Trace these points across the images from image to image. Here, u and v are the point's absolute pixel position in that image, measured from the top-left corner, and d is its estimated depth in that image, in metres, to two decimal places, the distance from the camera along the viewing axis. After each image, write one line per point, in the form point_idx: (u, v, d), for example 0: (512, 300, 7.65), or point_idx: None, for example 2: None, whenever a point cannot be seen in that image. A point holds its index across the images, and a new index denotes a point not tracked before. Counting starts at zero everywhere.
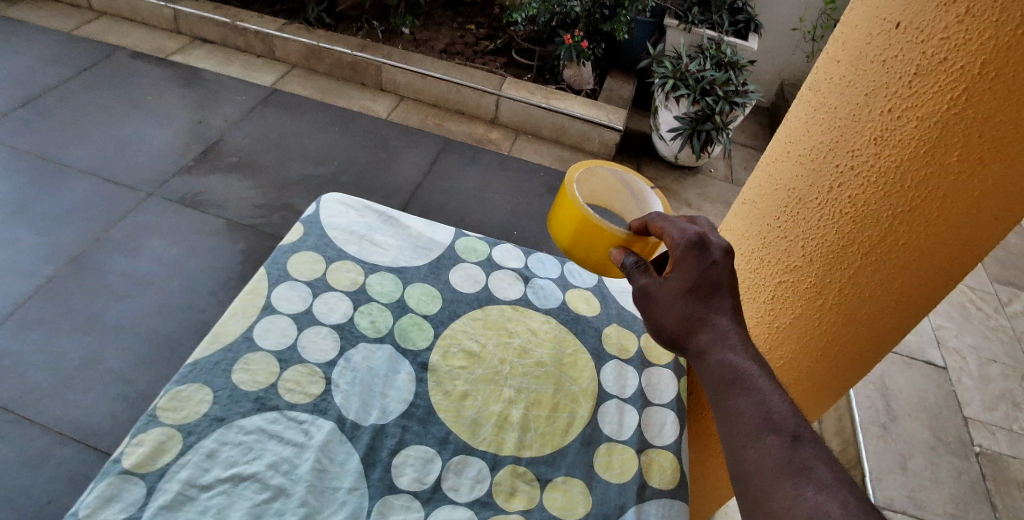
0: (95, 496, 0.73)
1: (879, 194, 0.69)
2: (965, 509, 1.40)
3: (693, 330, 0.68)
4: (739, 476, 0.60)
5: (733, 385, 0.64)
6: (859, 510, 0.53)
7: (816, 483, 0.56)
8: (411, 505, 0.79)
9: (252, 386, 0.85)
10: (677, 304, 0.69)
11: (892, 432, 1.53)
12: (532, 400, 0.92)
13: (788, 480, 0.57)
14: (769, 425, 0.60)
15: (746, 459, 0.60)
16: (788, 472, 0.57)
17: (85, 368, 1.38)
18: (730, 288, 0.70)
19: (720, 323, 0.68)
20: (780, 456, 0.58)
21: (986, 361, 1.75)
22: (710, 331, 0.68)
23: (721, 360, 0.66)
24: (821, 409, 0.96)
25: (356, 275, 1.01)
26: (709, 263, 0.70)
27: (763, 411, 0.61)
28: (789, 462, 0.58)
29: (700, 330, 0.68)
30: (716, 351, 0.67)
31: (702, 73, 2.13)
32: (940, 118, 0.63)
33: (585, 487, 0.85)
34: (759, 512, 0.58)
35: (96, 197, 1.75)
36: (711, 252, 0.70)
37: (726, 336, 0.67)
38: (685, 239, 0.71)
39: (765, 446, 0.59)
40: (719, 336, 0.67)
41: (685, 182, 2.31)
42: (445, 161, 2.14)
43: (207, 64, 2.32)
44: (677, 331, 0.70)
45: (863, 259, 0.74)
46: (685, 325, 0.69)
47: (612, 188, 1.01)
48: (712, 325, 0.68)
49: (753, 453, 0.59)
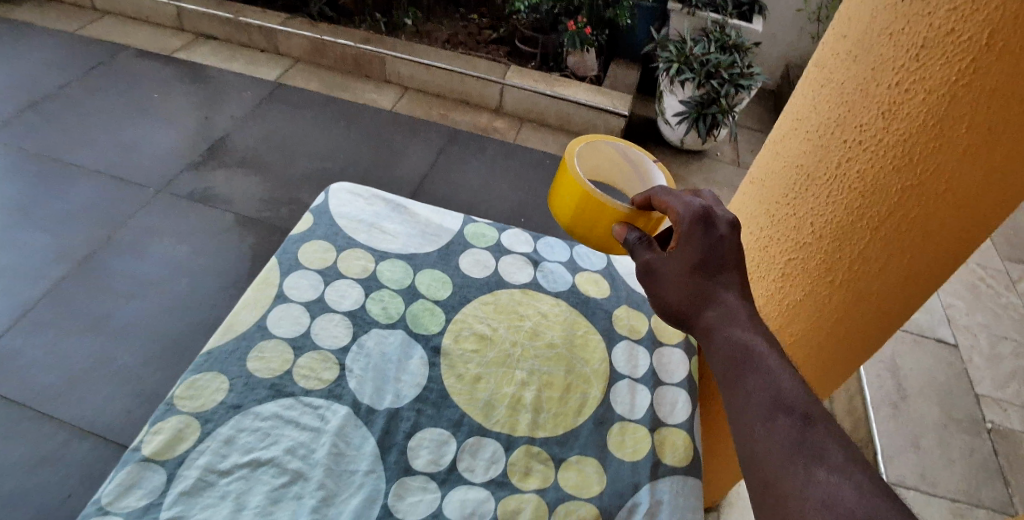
0: (115, 484, 0.75)
1: (888, 169, 0.69)
2: (977, 486, 1.40)
3: (700, 309, 0.69)
4: (747, 457, 0.60)
5: (742, 363, 0.64)
6: (871, 491, 0.54)
7: (828, 464, 0.56)
8: (427, 486, 0.80)
9: (267, 373, 0.86)
10: (685, 279, 0.69)
11: (902, 411, 1.53)
12: (544, 382, 0.92)
13: (800, 462, 0.57)
14: (779, 405, 0.60)
15: (755, 441, 0.60)
16: (800, 454, 0.57)
17: (99, 364, 1.40)
18: (737, 263, 0.70)
19: (727, 300, 0.68)
20: (791, 437, 0.58)
21: (997, 339, 1.74)
22: (717, 308, 0.68)
23: (729, 338, 0.66)
24: (831, 388, 0.96)
25: (366, 262, 1.01)
26: (715, 237, 0.70)
27: (773, 390, 0.61)
28: (800, 445, 0.58)
29: (706, 307, 0.68)
30: (724, 328, 0.67)
31: (707, 57, 2.11)
32: (948, 91, 0.62)
33: (599, 466, 0.86)
34: (768, 493, 0.58)
35: (105, 196, 1.76)
36: (717, 227, 0.71)
37: (733, 315, 0.67)
38: (690, 213, 0.72)
39: (776, 427, 0.59)
40: (727, 315, 0.67)
41: (691, 167, 2.30)
42: (450, 152, 2.14)
43: (211, 61, 2.33)
44: (683, 308, 0.70)
45: (872, 235, 0.74)
46: (693, 302, 0.69)
47: (614, 165, 1.01)
48: (720, 303, 0.68)
49: (764, 434, 0.59)
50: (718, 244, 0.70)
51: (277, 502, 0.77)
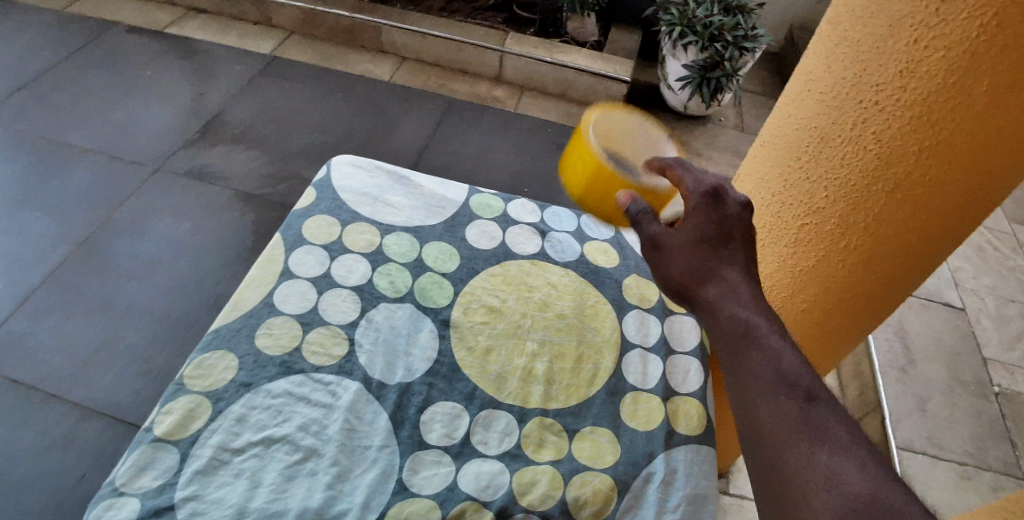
0: (129, 465, 0.75)
1: (904, 128, 0.67)
2: (984, 447, 1.40)
3: (703, 283, 0.66)
4: (752, 437, 0.59)
5: (745, 339, 0.62)
6: (876, 469, 0.53)
7: (832, 443, 0.55)
8: (441, 460, 0.80)
9: (277, 350, 0.85)
10: (689, 253, 0.67)
11: (910, 375, 1.53)
12: (555, 353, 0.92)
13: (804, 442, 0.56)
14: (783, 384, 0.59)
15: (760, 420, 0.58)
16: (805, 433, 0.56)
17: (107, 345, 1.40)
18: (742, 240, 0.68)
19: (731, 274, 0.66)
20: (797, 417, 0.57)
21: (1003, 302, 1.72)
22: (720, 284, 0.65)
23: (733, 315, 0.63)
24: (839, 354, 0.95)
25: (372, 236, 1.00)
26: (725, 212, 0.69)
27: (775, 368, 0.60)
28: (806, 425, 0.56)
29: (709, 281, 0.66)
30: (727, 303, 0.64)
31: (710, 19, 2.05)
32: (969, 47, 0.60)
33: (613, 435, 0.86)
34: (773, 475, 0.57)
35: (104, 176, 1.74)
36: (725, 202, 0.69)
37: (738, 294, 0.65)
38: (700, 187, 0.70)
39: (780, 406, 0.58)
40: (729, 290, 0.65)
41: (695, 133, 2.27)
42: (450, 122, 2.10)
43: (203, 34, 2.28)
44: (685, 280, 0.67)
45: (888, 197, 0.72)
46: (696, 274, 0.66)
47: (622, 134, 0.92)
48: (721, 275, 0.66)
49: (767, 413, 0.58)
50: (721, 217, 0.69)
51: (292, 479, 0.77)
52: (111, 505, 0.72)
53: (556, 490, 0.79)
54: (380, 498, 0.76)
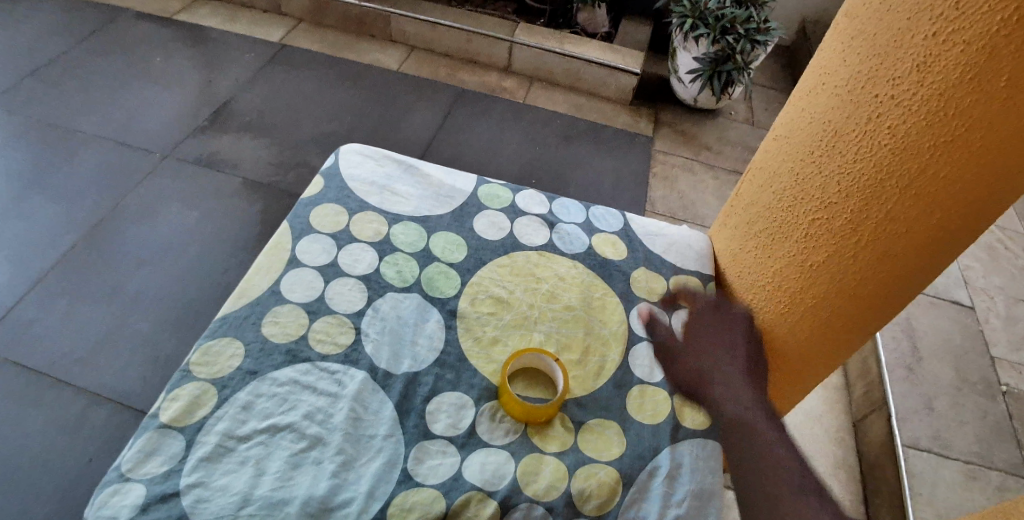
0: (135, 450, 0.75)
1: (920, 124, 0.66)
2: (990, 447, 1.39)
3: (709, 377, 0.87)
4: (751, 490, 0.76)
5: (744, 420, 0.82)
6: None
7: (813, 495, 0.74)
8: (447, 450, 0.80)
9: (283, 338, 0.85)
10: (698, 355, 0.90)
11: (917, 373, 1.52)
12: (562, 344, 0.92)
13: (795, 492, 0.73)
14: (776, 451, 0.78)
15: (758, 472, 0.76)
16: (795, 485, 0.74)
17: (115, 331, 1.41)
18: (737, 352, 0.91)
19: (732, 371, 0.87)
20: (785, 475, 0.75)
21: (1014, 301, 1.70)
22: (722, 376, 0.87)
23: (733, 400, 0.85)
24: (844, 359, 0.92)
25: (379, 225, 1.00)
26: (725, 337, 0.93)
27: (768, 440, 0.79)
28: (795, 481, 0.75)
29: (713, 374, 0.87)
30: (728, 390, 0.86)
31: (722, 11, 2.00)
32: (987, 42, 0.59)
33: (619, 428, 0.85)
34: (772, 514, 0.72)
35: (113, 163, 1.74)
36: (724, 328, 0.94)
37: (738, 394, 0.85)
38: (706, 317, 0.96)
39: (776, 465, 0.76)
40: (728, 383, 0.86)
41: (705, 126, 2.24)
42: (458, 113, 2.09)
43: (212, 21, 2.27)
44: (695, 374, 0.89)
45: (901, 195, 0.71)
46: (703, 369, 0.89)
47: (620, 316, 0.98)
48: (725, 375, 0.86)
49: (766, 468, 0.76)
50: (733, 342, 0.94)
51: (297, 468, 0.77)
52: (119, 490, 0.73)
53: (561, 482, 0.79)
54: (385, 487, 0.76)
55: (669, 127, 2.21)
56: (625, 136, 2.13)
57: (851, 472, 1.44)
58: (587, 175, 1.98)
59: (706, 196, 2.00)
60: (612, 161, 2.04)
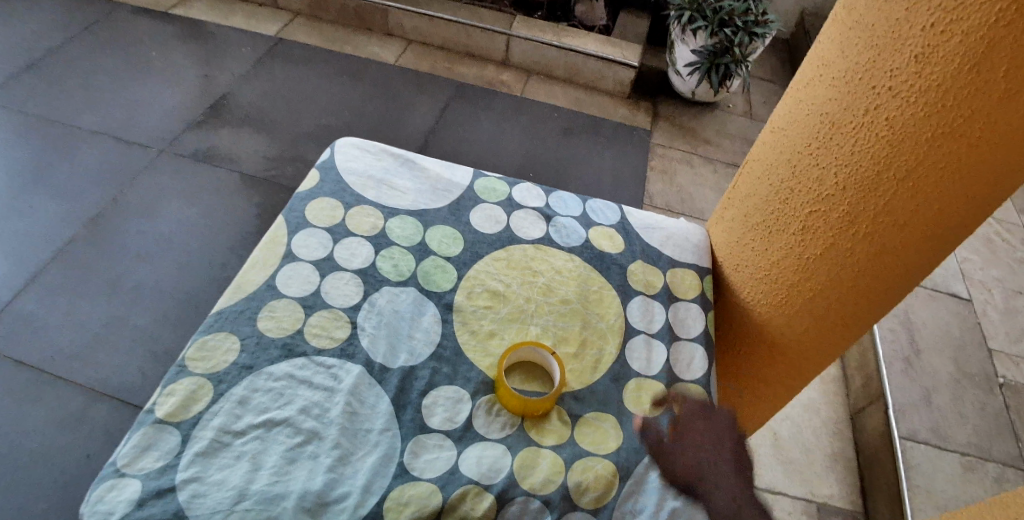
0: (132, 446, 0.75)
1: (918, 115, 0.66)
2: (988, 440, 1.39)
3: (702, 479, 0.81)
4: None
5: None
6: None
7: None
8: (443, 444, 0.80)
9: (279, 332, 0.85)
10: (691, 452, 0.83)
11: (915, 366, 1.52)
12: (559, 338, 0.92)
13: None
14: None
15: None
16: None
17: (113, 326, 1.40)
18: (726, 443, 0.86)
19: (722, 467, 0.83)
20: None
21: (1012, 294, 1.70)
22: (714, 475, 0.82)
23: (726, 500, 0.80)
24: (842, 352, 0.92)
25: (376, 219, 0.99)
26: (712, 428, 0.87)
27: None
28: None
29: (706, 476, 0.82)
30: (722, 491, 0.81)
31: (720, 4, 2.02)
32: (985, 33, 0.59)
33: (616, 421, 0.85)
34: None
35: (110, 158, 1.74)
36: (711, 418, 0.88)
37: (732, 495, 0.81)
38: (693, 409, 0.88)
39: None
40: (722, 483, 0.82)
41: (703, 119, 2.24)
42: (457, 106, 2.08)
43: (209, 15, 2.25)
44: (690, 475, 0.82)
45: (898, 187, 0.71)
46: (695, 469, 0.82)
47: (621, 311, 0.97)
48: (720, 476, 0.82)
49: None
50: (723, 431, 0.88)
51: (293, 462, 0.76)
52: (115, 485, 0.72)
53: (558, 475, 0.79)
54: (382, 481, 0.76)
55: (668, 120, 2.21)
56: (624, 130, 2.13)
57: (849, 464, 1.45)
58: (586, 169, 1.97)
59: (705, 190, 1.99)
60: (611, 154, 2.04)
